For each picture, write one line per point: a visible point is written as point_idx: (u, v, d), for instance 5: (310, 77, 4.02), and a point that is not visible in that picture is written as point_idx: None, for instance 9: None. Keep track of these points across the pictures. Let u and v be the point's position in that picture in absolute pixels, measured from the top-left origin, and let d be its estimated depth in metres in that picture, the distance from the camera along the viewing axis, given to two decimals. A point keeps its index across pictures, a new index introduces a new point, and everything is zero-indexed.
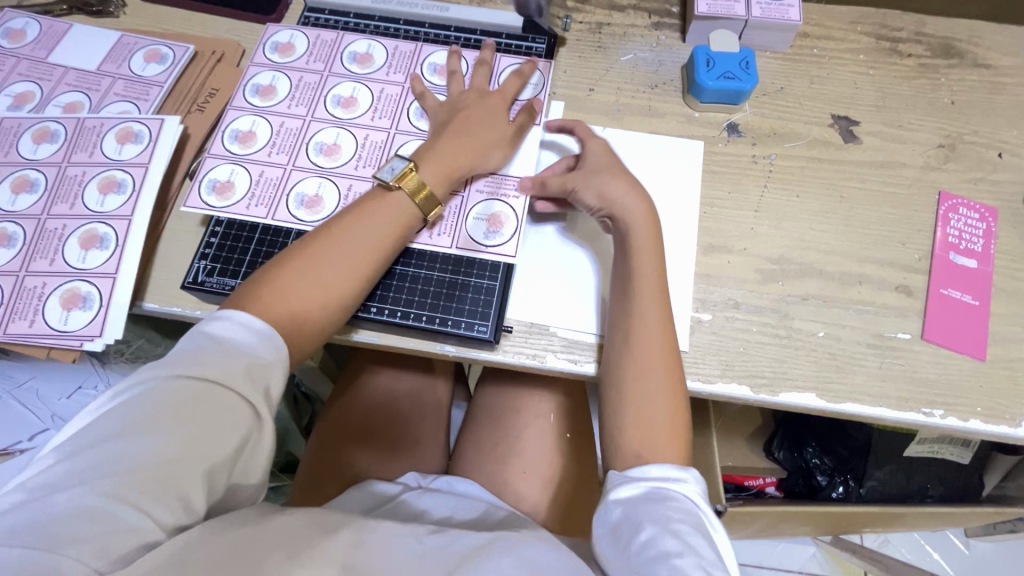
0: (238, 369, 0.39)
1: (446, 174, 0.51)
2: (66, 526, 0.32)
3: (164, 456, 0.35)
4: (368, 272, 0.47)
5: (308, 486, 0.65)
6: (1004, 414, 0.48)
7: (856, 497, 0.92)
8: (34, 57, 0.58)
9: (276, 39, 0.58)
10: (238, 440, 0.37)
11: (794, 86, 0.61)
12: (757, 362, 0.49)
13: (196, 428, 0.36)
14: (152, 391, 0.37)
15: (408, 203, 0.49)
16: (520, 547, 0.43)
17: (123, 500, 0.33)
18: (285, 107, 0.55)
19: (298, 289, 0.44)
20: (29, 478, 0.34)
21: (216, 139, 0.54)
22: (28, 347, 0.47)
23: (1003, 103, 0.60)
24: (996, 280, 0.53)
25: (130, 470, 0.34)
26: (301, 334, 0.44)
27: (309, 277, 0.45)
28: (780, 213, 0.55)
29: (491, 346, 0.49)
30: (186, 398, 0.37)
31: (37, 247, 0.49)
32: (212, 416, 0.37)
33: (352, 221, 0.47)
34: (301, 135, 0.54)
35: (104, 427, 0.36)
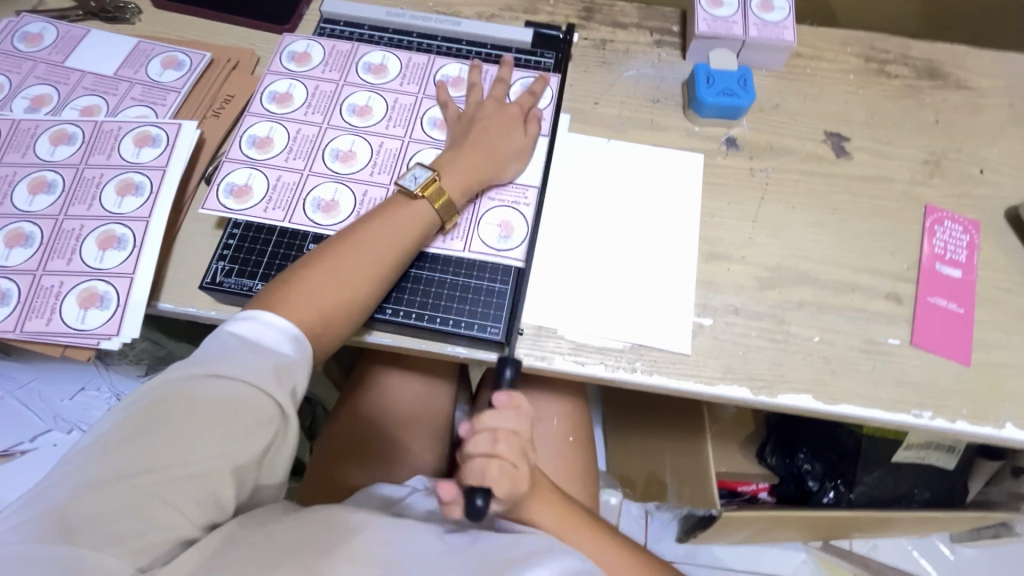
0: (266, 372, 0.40)
1: (465, 184, 0.53)
2: (105, 525, 0.34)
3: (194, 456, 0.36)
4: (389, 275, 0.49)
5: (316, 487, 0.65)
6: (989, 416, 0.51)
7: (846, 502, 0.95)
8: (51, 61, 0.59)
9: (292, 48, 0.60)
10: (265, 441, 0.39)
11: (789, 103, 0.64)
12: (756, 365, 0.51)
13: (224, 429, 0.37)
14: (183, 390, 0.38)
15: (428, 209, 0.51)
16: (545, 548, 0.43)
17: (156, 500, 0.35)
18: (302, 115, 0.57)
19: (323, 292, 0.46)
20: (67, 473, 0.35)
21: (234, 143, 0.55)
22: (44, 345, 0.48)
23: (984, 122, 0.64)
24: (979, 290, 0.56)
25: (163, 470, 0.36)
26: (327, 332, 0.46)
27: (333, 276, 0.46)
28: (776, 224, 0.57)
29: (503, 347, 0.51)
30: (214, 399, 0.38)
31: (54, 247, 0.50)
32: (240, 417, 0.38)
33: (374, 225, 0.49)
34: (318, 142, 0.56)
35: (134, 425, 0.37)
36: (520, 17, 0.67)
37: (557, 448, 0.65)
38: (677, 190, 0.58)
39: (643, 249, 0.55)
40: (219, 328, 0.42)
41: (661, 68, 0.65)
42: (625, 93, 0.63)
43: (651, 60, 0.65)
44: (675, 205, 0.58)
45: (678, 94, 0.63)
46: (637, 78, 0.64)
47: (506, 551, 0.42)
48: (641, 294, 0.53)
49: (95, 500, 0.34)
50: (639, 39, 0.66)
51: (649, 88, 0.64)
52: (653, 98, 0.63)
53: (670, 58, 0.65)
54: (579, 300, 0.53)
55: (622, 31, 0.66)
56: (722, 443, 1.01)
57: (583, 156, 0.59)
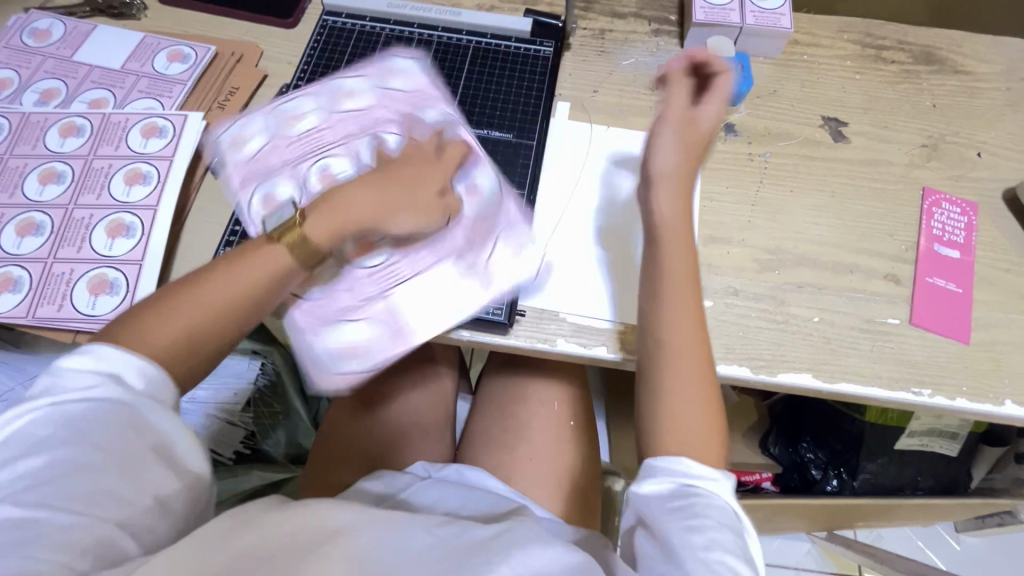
0: (143, 374, 0.38)
1: (336, 230, 0.46)
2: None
3: (78, 467, 0.35)
4: (262, 302, 0.44)
5: (320, 473, 0.67)
6: (988, 394, 0.51)
7: (850, 489, 0.96)
8: (59, 56, 0.60)
9: (326, 61, 0.61)
10: (154, 440, 0.37)
11: (787, 89, 0.64)
12: (756, 345, 0.52)
13: (104, 435, 0.36)
14: (56, 407, 0.36)
15: (285, 252, 0.44)
16: (525, 539, 0.43)
17: (42, 517, 0.33)
18: (340, 98, 0.59)
19: (184, 324, 0.41)
20: None
21: (274, 107, 0.57)
22: (55, 331, 0.49)
23: (981, 106, 0.64)
24: (979, 270, 0.56)
25: (48, 485, 0.34)
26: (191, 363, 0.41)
27: (193, 305, 0.41)
28: (774, 207, 0.58)
29: (505, 329, 0.51)
30: (88, 407, 0.36)
31: (64, 235, 0.51)
32: (120, 420, 0.36)
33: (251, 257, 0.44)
34: (341, 125, 0.57)
35: (4, 451, 0.35)
36: (519, 7, 0.67)
37: (557, 434, 0.67)
38: None
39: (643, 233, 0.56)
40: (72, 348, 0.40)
41: (659, 56, 0.65)
42: (624, 81, 0.64)
43: (650, 49, 0.66)
44: None
45: None
46: (635, 66, 0.65)
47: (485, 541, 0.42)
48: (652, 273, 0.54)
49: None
50: (637, 28, 0.67)
51: (647, 76, 0.64)
52: (651, 86, 0.64)
53: (668, 46, 0.66)
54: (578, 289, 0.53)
55: (620, 21, 0.67)
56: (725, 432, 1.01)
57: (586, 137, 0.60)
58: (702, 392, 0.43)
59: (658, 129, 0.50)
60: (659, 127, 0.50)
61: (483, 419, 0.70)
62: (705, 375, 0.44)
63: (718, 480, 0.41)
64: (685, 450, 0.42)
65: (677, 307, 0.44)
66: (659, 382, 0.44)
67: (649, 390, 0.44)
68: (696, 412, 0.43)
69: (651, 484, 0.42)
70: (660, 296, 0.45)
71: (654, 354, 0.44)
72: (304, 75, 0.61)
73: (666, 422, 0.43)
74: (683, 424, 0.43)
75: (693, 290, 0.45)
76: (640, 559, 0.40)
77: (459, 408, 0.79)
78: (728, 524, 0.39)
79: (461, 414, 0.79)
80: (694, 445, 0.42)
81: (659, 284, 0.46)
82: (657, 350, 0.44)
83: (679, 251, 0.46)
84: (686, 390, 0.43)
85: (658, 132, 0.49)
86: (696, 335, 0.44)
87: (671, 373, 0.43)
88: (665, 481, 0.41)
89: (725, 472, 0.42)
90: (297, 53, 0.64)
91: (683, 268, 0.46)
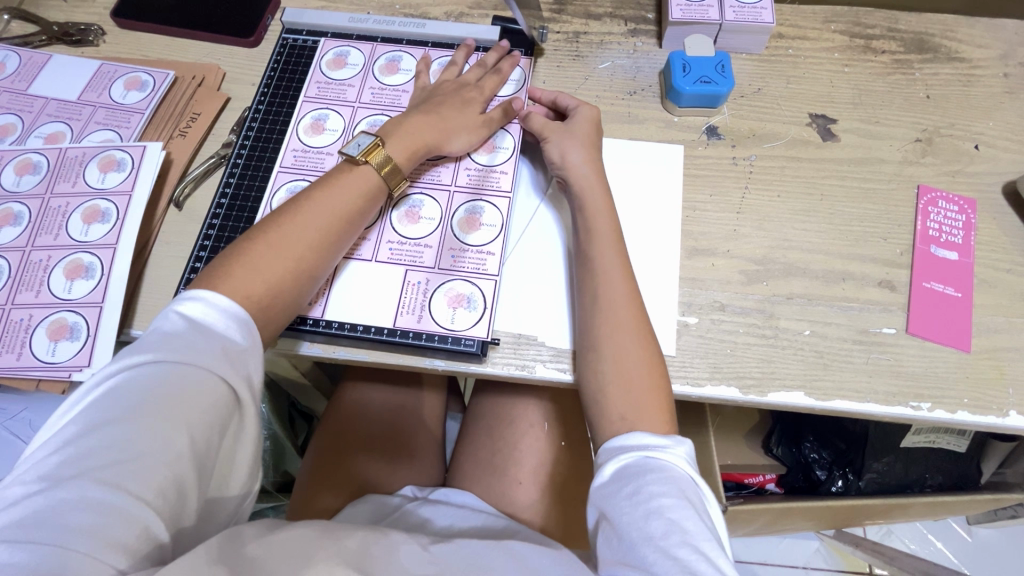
0: (214, 353, 0.40)
1: (411, 151, 0.52)
2: (68, 517, 0.32)
3: (155, 442, 0.36)
4: (344, 238, 0.49)
5: (304, 502, 0.65)
6: (992, 405, 0.48)
7: (856, 490, 0.92)
8: (14, 90, 0.58)
9: (323, 56, 0.60)
10: (217, 425, 0.38)
11: (771, 87, 0.61)
12: (745, 363, 0.50)
13: (179, 412, 0.37)
14: (134, 381, 0.38)
15: (373, 174, 0.50)
16: (519, 554, 0.43)
17: (112, 495, 0.33)
18: (360, 77, 0.59)
19: (268, 260, 0.45)
20: (27, 472, 0.35)
21: (308, 80, 0.59)
22: (17, 380, 0.47)
23: (978, 95, 0.61)
24: (978, 271, 0.53)
25: (126, 460, 0.35)
26: (279, 296, 0.45)
27: (281, 242, 0.46)
28: (761, 214, 0.55)
29: (480, 359, 0.49)
30: (169, 383, 0.38)
31: (22, 279, 0.50)
32: (193, 401, 0.38)
33: (319, 195, 0.48)
34: (359, 100, 0.58)
35: (88, 417, 0.37)
36: (489, 13, 0.65)
37: (548, 453, 0.64)
38: (656, 185, 0.57)
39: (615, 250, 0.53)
40: (158, 317, 0.42)
41: (637, 58, 0.63)
42: (600, 87, 0.61)
43: (627, 50, 0.63)
44: (654, 201, 0.56)
45: (654, 85, 0.61)
46: (612, 70, 0.62)
47: (475, 558, 0.42)
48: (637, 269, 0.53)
49: (51, 498, 0.33)
50: (613, 28, 0.64)
51: (625, 79, 0.62)
52: (629, 91, 0.61)
53: (646, 47, 0.63)
54: (553, 301, 0.51)
55: (595, 22, 0.64)
56: (726, 435, 0.99)
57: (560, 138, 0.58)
58: (649, 371, 0.46)
59: (552, 140, 0.54)
60: (557, 131, 0.54)
61: (470, 442, 0.68)
62: (650, 355, 0.46)
63: (677, 444, 0.43)
64: (639, 424, 0.44)
65: (613, 304, 0.47)
66: (604, 368, 0.46)
67: (593, 376, 0.47)
68: (642, 389, 0.45)
69: (611, 465, 0.43)
70: (594, 263, 0.49)
71: (590, 346, 0.47)
72: (264, 98, 0.59)
73: (614, 398, 0.45)
74: (627, 378, 0.45)
75: (628, 285, 0.48)
76: (603, 543, 0.40)
77: (448, 427, 0.78)
78: (681, 497, 0.40)
79: (451, 434, 0.78)
80: (646, 421, 0.44)
81: (592, 281, 0.49)
82: (596, 341, 0.47)
83: (617, 251, 0.49)
84: (630, 372, 0.45)
85: (558, 141, 0.54)
86: (635, 322, 0.47)
87: (613, 356, 0.46)
88: (620, 461, 0.43)
89: (678, 437, 0.44)
90: (259, 73, 0.62)
91: (610, 266, 0.49)
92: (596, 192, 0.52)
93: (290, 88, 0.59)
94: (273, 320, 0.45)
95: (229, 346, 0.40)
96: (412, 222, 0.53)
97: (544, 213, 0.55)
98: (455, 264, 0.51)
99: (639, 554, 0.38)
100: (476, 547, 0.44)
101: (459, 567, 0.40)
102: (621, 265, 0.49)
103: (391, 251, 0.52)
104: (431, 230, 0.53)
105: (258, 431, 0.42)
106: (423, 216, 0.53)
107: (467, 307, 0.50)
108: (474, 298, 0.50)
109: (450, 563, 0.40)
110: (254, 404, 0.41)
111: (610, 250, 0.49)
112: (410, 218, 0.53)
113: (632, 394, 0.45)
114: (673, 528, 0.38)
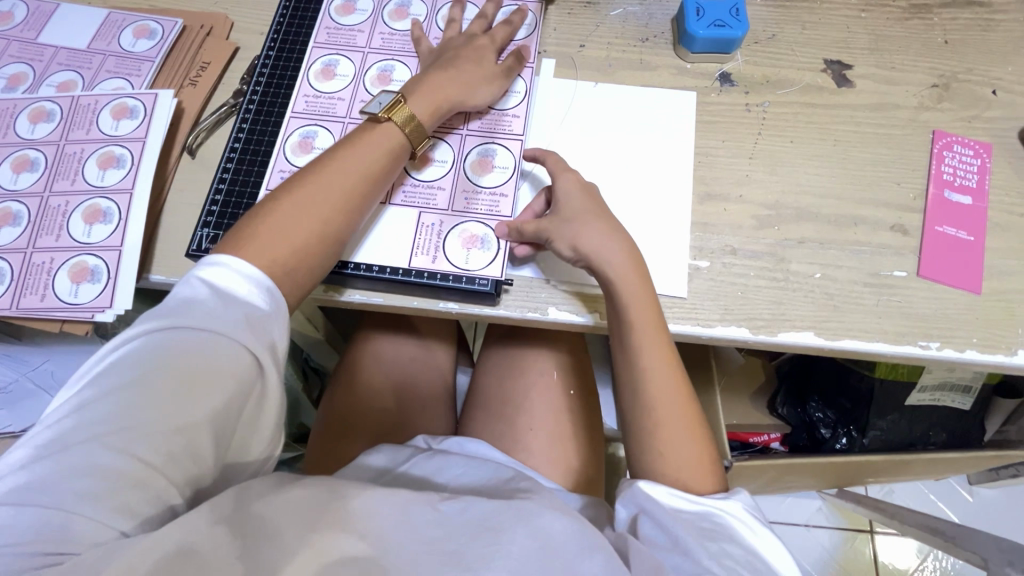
0: (237, 322, 0.40)
1: (434, 108, 0.52)
2: (79, 482, 0.34)
3: (169, 411, 0.37)
4: (367, 200, 0.49)
5: (322, 450, 0.66)
6: (1000, 344, 0.49)
7: (859, 447, 0.93)
8: (23, 38, 0.58)
9: (332, 2, 0.59)
10: (239, 394, 0.39)
11: (786, 32, 0.60)
12: (756, 305, 0.50)
13: (193, 383, 0.37)
14: (154, 346, 0.38)
15: (397, 133, 0.50)
16: (532, 517, 0.41)
17: (129, 461, 0.35)
18: (370, 23, 0.59)
19: (295, 223, 0.45)
20: (48, 428, 0.36)
21: (317, 26, 0.58)
22: (41, 321, 0.49)
23: (997, 39, 0.60)
24: (992, 216, 0.53)
25: (145, 426, 0.36)
26: (304, 261, 0.45)
27: (306, 206, 0.46)
28: (773, 160, 0.55)
29: (493, 300, 0.50)
30: (184, 352, 0.38)
31: (42, 224, 0.50)
32: (215, 369, 0.38)
33: (342, 157, 0.48)
34: (370, 47, 0.58)
35: (108, 379, 0.37)
36: None
37: (559, 401, 0.66)
38: (668, 131, 0.56)
39: (627, 195, 0.54)
40: (181, 280, 0.42)
41: (649, 4, 0.62)
42: (612, 34, 0.60)
43: None
44: (666, 147, 0.55)
45: (667, 32, 0.61)
46: (624, 17, 0.61)
47: (485, 520, 0.40)
48: (648, 210, 0.53)
49: (62, 462, 0.34)
50: None
51: (637, 26, 0.61)
52: (641, 38, 0.60)
53: None
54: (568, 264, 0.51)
55: None
56: (732, 395, 1.00)
57: (570, 83, 0.58)
58: (687, 422, 0.47)
59: (556, 224, 0.48)
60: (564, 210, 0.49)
61: (482, 392, 0.69)
62: (686, 404, 0.48)
63: (730, 500, 0.45)
64: (684, 476, 0.46)
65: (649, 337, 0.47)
66: (646, 404, 0.48)
67: (635, 412, 0.48)
68: (683, 442, 0.47)
69: (660, 489, 0.45)
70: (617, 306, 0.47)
71: (631, 380, 0.48)
72: (273, 45, 0.58)
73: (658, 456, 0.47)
74: (669, 437, 0.47)
75: (657, 327, 0.47)
76: (648, 535, 0.43)
77: (459, 380, 0.79)
78: (733, 530, 0.43)
79: (461, 388, 0.79)
80: (691, 474, 0.46)
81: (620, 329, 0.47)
82: (636, 379, 0.48)
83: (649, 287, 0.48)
84: (670, 407, 0.47)
85: (564, 227, 0.48)
86: (671, 377, 0.48)
87: (652, 416, 0.47)
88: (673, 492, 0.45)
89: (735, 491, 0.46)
90: (268, 23, 0.61)
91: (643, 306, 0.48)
92: (614, 238, 0.48)
93: (300, 35, 0.59)
94: (303, 279, 0.46)
95: (251, 315, 0.40)
96: (424, 165, 0.53)
97: None
98: (468, 206, 0.52)
99: (688, 543, 0.41)
100: (484, 505, 0.41)
101: (471, 533, 0.39)
102: (648, 304, 0.47)
103: (404, 194, 0.52)
104: (443, 172, 0.53)
105: (281, 397, 0.42)
106: (435, 159, 0.54)
107: (481, 247, 0.50)
108: (487, 239, 0.51)
109: (459, 525, 0.39)
110: (276, 371, 0.41)
111: (636, 298, 0.47)
112: (423, 161, 0.53)
113: (672, 446, 0.47)
114: (725, 551, 0.41)
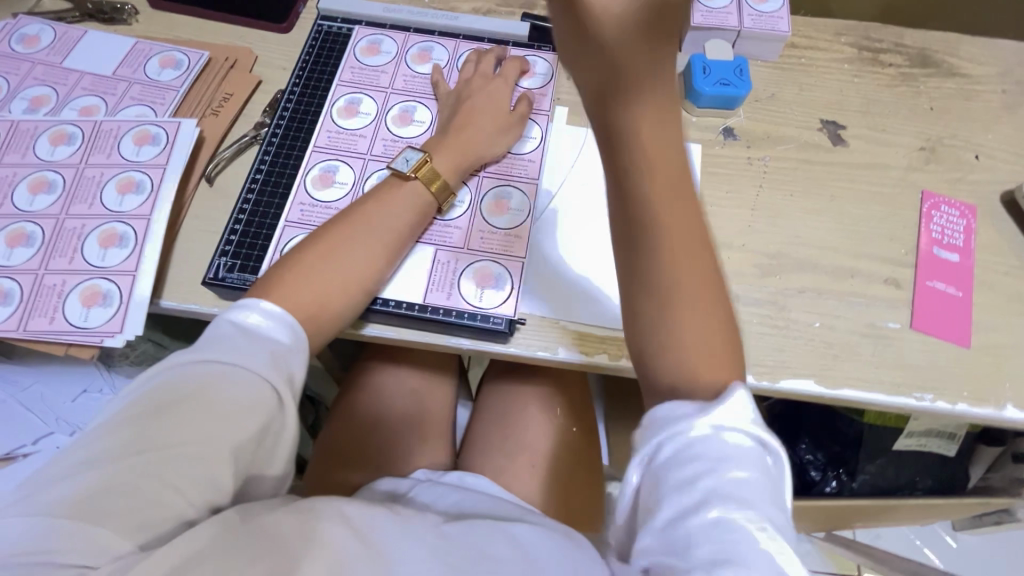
0: (263, 356, 0.40)
1: (457, 164, 0.54)
2: (97, 503, 0.33)
3: (193, 440, 0.36)
4: (392, 256, 0.50)
5: (319, 483, 0.65)
6: (990, 398, 0.51)
7: (849, 491, 0.94)
8: (49, 63, 0.59)
9: (357, 44, 0.62)
10: (260, 425, 0.39)
11: (785, 92, 0.64)
12: (758, 351, 0.52)
13: (219, 412, 0.37)
14: (180, 377, 0.38)
15: (423, 193, 0.52)
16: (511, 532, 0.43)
17: (151, 486, 0.35)
18: (393, 65, 0.61)
19: (320, 274, 0.46)
20: (70, 451, 0.36)
21: (342, 67, 0.61)
22: (46, 344, 0.48)
23: (977, 108, 0.65)
24: (978, 273, 0.56)
25: (167, 454, 0.36)
26: (323, 313, 0.46)
27: (331, 259, 0.47)
28: (773, 211, 0.58)
29: (505, 337, 0.51)
30: (210, 384, 0.38)
31: (55, 246, 0.50)
32: (237, 401, 0.38)
33: (369, 213, 0.50)
34: (391, 88, 0.60)
35: (133, 408, 0.37)
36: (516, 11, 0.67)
37: (558, 437, 0.66)
38: None
39: None
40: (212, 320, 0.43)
41: None
42: None
43: None
44: None
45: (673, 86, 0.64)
46: None
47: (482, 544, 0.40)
48: None
49: (82, 483, 0.34)
50: None
51: None
52: None
53: None
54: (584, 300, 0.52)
55: None
56: None
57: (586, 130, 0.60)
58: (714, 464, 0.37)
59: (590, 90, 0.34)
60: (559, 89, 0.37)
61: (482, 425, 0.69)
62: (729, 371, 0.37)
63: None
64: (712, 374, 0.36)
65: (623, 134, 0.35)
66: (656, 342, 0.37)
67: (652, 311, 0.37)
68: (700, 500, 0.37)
69: None
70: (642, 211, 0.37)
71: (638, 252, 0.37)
72: (298, 81, 0.60)
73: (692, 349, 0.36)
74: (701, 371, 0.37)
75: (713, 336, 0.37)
76: None
77: (459, 415, 0.76)
78: None
79: (461, 421, 0.76)
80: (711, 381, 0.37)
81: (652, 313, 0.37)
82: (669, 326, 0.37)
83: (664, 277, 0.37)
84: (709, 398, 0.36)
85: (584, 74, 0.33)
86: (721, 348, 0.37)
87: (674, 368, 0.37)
88: None
89: None
90: (291, 58, 0.63)
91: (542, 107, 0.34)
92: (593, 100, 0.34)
93: (324, 72, 0.61)
94: (331, 325, 0.47)
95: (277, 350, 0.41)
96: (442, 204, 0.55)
97: (567, 221, 0.56)
98: (483, 245, 0.53)
99: None
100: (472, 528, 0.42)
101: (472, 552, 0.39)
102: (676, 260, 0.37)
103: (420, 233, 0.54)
104: (461, 212, 0.55)
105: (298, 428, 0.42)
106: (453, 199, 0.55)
107: (495, 286, 0.52)
108: (501, 277, 0.52)
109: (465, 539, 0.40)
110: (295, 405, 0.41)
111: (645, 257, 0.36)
112: None
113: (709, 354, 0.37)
114: None
